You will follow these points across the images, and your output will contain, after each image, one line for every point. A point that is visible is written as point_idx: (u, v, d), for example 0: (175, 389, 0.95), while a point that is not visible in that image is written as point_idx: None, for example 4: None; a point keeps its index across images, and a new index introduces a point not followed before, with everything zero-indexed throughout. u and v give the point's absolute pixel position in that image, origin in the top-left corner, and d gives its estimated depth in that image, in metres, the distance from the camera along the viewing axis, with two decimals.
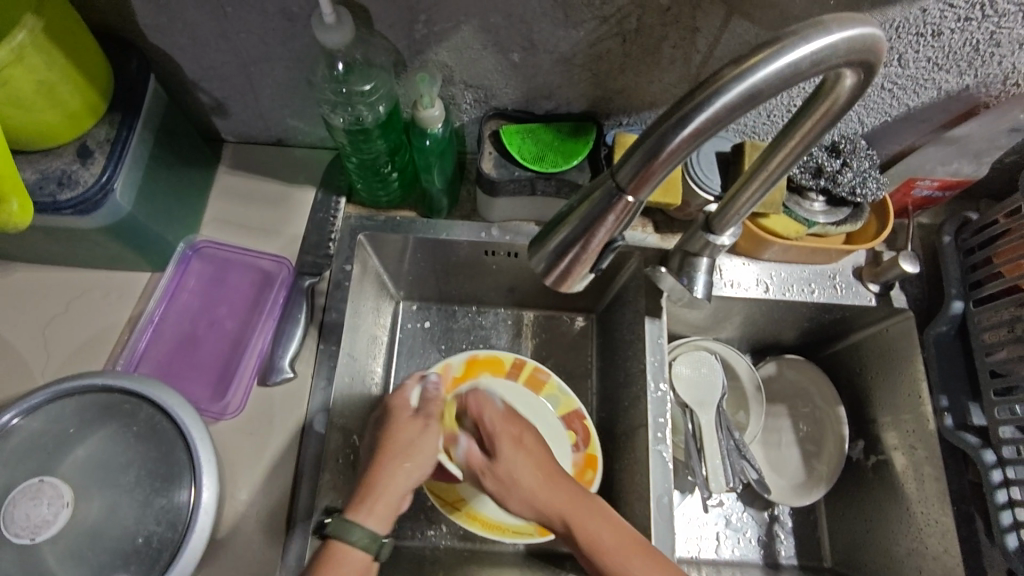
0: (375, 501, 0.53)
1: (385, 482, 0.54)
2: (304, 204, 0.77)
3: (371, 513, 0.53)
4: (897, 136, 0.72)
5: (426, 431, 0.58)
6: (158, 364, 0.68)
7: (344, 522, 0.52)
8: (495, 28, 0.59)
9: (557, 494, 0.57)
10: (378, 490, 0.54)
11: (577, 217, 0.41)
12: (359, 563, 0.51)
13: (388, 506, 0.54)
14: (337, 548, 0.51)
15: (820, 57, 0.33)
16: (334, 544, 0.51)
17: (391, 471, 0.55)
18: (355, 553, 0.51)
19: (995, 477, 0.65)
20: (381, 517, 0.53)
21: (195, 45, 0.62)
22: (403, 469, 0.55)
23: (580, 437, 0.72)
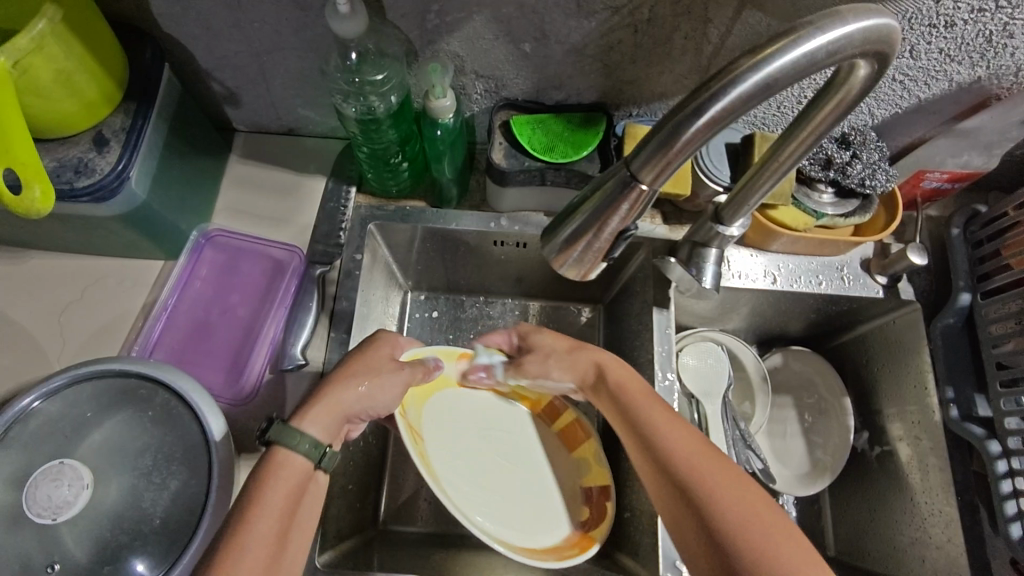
0: (321, 408, 0.54)
1: (335, 395, 0.55)
2: (314, 193, 0.78)
3: (317, 420, 0.53)
4: (907, 128, 0.72)
5: (394, 371, 0.60)
6: (173, 351, 0.69)
7: (289, 425, 0.52)
8: (508, 18, 0.59)
9: (637, 389, 0.59)
10: (331, 401, 0.54)
11: (591, 206, 0.41)
12: (298, 467, 0.50)
13: (330, 418, 0.54)
14: (279, 450, 0.51)
15: (836, 48, 0.34)
16: (277, 447, 0.51)
17: (346, 387, 0.56)
18: (296, 458, 0.51)
19: (1000, 467, 0.66)
20: (326, 428, 0.53)
21: (208, 35, 0.62)
22: (355, 391, 0.56)
23: (593, 515, 0.67)
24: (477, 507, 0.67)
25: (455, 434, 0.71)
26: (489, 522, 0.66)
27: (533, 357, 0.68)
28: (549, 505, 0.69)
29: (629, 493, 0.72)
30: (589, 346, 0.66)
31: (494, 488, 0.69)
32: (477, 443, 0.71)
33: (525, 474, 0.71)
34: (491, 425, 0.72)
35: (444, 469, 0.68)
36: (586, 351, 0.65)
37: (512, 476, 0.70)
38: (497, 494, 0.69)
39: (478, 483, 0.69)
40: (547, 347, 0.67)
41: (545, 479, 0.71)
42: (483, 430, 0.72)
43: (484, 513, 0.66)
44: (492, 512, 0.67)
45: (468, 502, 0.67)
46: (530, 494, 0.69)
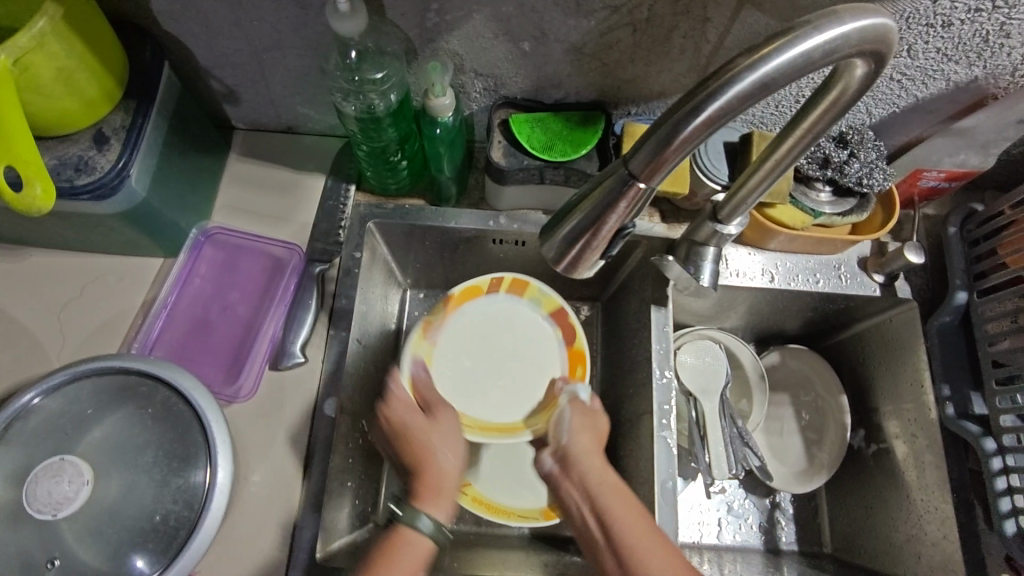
0: (433, 487, 0.56)
1: (437, 472, 0.57)
2: (314, 191, 0.78)
3: (432, 499, 0.55)
4: (905, 127, 0.73)
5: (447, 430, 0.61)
6: (172, 348, 0.69)
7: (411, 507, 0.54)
8: (507, 17, 0.60)
9: (623, 506, 0.53)
10: (433, 477, 0.57)
11: (590, 204, 0.41)
12: (425, 549, 0.52)
13: (447, 491, 0.56)
14: (402, 529, 0.53)
15: (831, 47, 0.34)
16: (403, 528, 0.53)
17: (439, 458, 0.58)
18: (421, 540, 0.53)
19: (995, 464, 0.67)
20: (443, 503, 0.55)
21: (208, 33, 0.62)
22: (444, 461, 0.58)
23: (567, 331, 0.74)
24: (512, 404, 0.71)
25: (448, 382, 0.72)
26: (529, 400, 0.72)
27: (575, 403, 0.65)
28: (537, 342, 0.75)
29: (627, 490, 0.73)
30: (585, 433, 0.61)
31: (504, 376, 0.73)
32: (462, 363, 0.73)
33: (508, 337, 0.75)
34: (456, 344, 0.74)
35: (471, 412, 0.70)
36: (579, 437, 0.60)
37: (502, 350, 0.74)
38: (508, 377, 0.73)
39: (494, 386, 0.72)
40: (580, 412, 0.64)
41: (523, 336, 0.75)
42: (454, 354, 0.74)
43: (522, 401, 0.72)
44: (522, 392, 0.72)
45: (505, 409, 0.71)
46: (524, 350, 0.74)
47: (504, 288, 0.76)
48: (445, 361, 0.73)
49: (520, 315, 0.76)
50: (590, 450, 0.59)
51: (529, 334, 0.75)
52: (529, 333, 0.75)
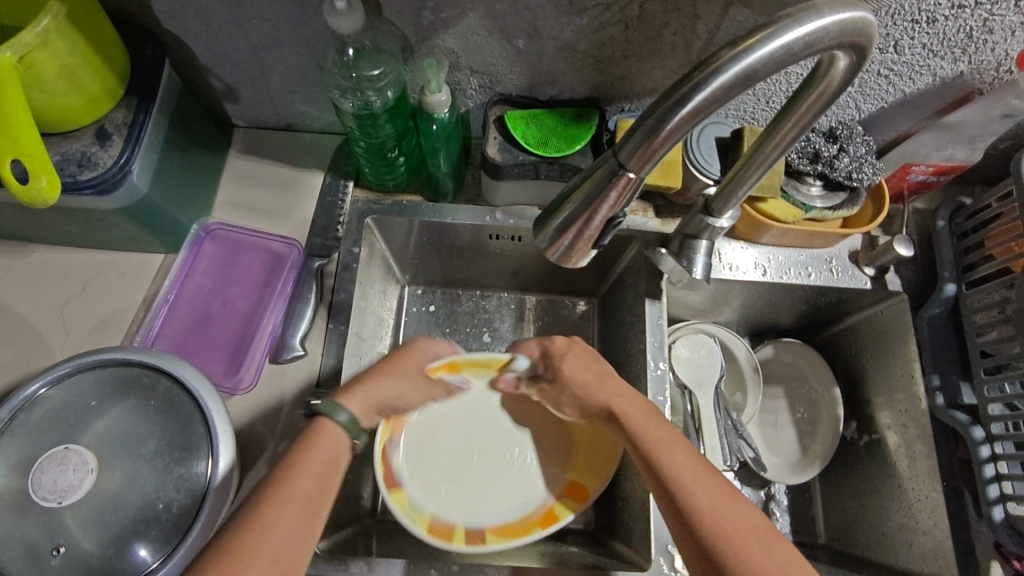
0: (367, 393, 0.59)
1: (375, 388, 0.60)
2: (312, 188, 0.79)
3: (359, 402, 0.58)
4: (893, 122, 0.74)
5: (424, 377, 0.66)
6: (174, 342, 0.70)
7: (339, 402, 0.57)
8: (501, 15, 0.61)
9: (648, 424, 0.58)
10: (371, 388, 0.60)
11: (581, 194, 0.42)
12: (336, 439, 0.54)
13: (368, 408, 0.59)
14: (325, 422, 0.55)
15: (812, 39, 0.35)
16: (322, 419, 0.55)
17: (390, 382, 0.61)
18: (337, 431, 0.55)
19: (984, 452, 0.67)
20: (363, 412, 0.58)
21: (208, 31, 0.63)
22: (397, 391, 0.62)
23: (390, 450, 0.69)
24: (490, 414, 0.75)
25: (515, 479, 0.71)
26: (474, 407, 0.75)
27: (546, 390, 0.68)
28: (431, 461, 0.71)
29: (623, 480, 0.74)
30: (596, 386, 0.63)
31: (464, 448, 0.73)
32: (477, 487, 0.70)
33: (435, 464, 0.71)
34: (496, 492, 0.70)
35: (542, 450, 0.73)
36: (594, 394, 0.63)
37: (443, 463, 0.72)
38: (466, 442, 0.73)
39: (482, 447, 0.73)
40: (566, 381, 0.65)
41: (426, 443, 0.73)
42: (498, 489, 0.70)
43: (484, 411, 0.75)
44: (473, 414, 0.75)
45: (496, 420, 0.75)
46: (433, 441, 0.73)
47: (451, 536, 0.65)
48: (508, 494, 0.70)
49: (426, 487, 0.70)
50: (611, 400, 0.62)
51: (422, 450, 0.72)
52: (425, 454, 0.72)
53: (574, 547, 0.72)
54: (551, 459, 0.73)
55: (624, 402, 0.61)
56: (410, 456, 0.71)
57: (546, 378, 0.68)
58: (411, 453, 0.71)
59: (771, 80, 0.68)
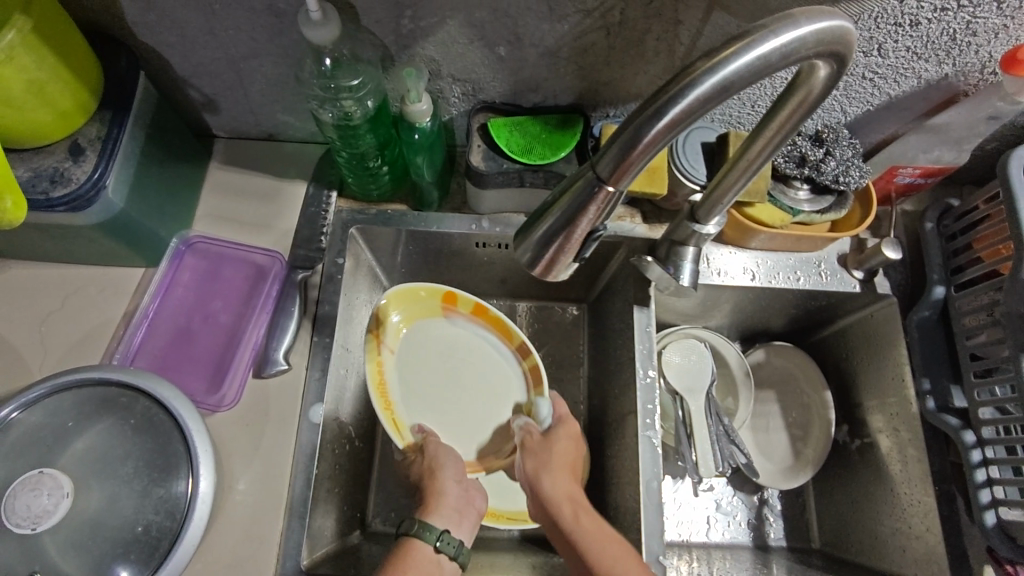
0: (439, 504, 0.62)
1: (438, 493, 0.63)
2: (295, 198, 0.78)
3: (437, 514, 0.61)
4: (879, 125, 0.73)
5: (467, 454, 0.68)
6: (154, 358, 0.69)
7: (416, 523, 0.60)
8: (482, 23, 0.60)
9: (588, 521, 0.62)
10: (433, 497, 0.63)
11: (561, 208, 0.41)
12: (427, 557, 0.58)
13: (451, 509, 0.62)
14: (414, 546, 0.58)
15: (789, 50, 0.34)
16: (410, 540, 0.59)
17: (443, 480, 0.64)
18: (423, 548, 0.58)
19: (976, 457, 0.66)
20: (448, 516, 0.62)
21: (184, 42, 0.62)
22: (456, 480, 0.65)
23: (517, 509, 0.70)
24: (416, 389, 0.74)
25: (469, 358, 0.77)
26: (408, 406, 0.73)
27: (532, 437, 0.70)
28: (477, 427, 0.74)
29: (615, 489, 0.73)
30: (566, 475, 0.66)
31: (457, 407, 0.74)
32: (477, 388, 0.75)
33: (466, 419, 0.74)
34: (491, 376, 0.76)
35: (444, 338, 0.77)
36: (554, 479, 0.65)
37: (462, 413, 0.74)
38: (441, 401, 0.74)
39: (441, 388, 0.75)
40: (552, 454, 0.68)
41: (461, 435, 0.73)
42: (478, 376, 0.76)
43: (410, 393, 0.74)
44: (419, 400, 0.74)
45: (412, 382, 0.75)
46: (447, 420, 0.74)
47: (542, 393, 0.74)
48: (485, 360, 0.77)
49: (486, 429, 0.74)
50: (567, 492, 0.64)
51: (469, 438, 0.73)
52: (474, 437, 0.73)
53: (566, 557, 0.72)
54: (452, 336, 0.78)
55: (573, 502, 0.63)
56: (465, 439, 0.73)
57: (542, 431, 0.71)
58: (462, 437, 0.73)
59: (755, 85, 0.67)
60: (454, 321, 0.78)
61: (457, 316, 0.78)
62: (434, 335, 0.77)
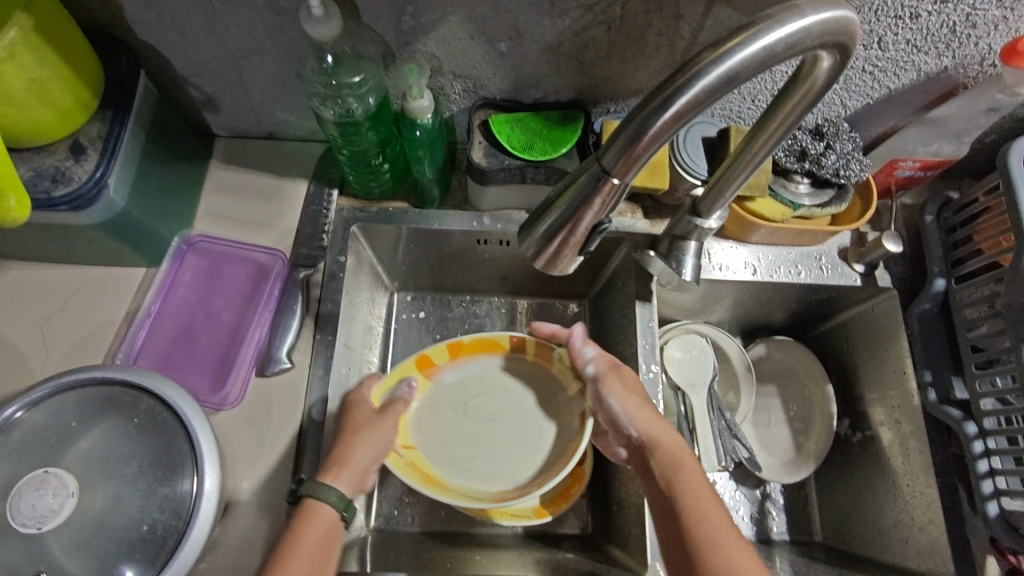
0: (344, 465, 0.60)
1: (347, 454, 0.61)
2: (296, 196, 0.78)
3: (341, 477, 0.59)
4: (879, 119, 0.74)
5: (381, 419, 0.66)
6: (157, 357, 0.69)
7: (317, 482, 0.58)
8: (483, 19, 0.60)
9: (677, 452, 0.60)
10: (344, 459, 0.61)
11: (565, 201, 0.41)
12: (327, 517, 0.56)
13: (351, 477, 0.60)
14: (312, 502, 0.57)
15: (794, 40, 0.34)
16: (309, 499, 0.57)
17: (359, 444, 0.62)
18: (324, 510, 0.56)
19: (978, 448, 0.67)
20: (351, 483, 0.59)
21: (185, 40, 0.62)
22: (369, 445, 0.63)
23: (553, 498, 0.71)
24: (448, 457, 0.71)
25: (476, 396, 0.74)
26: (451, 470, 0.70)
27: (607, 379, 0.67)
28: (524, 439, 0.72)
29: (619, 484, 0.73)
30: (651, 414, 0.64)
31: (493, 444, 0.72)
32: (492, 414, 0.74)
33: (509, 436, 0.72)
34: (507, 394, 0.75)
35: (445, 393, 0.74)
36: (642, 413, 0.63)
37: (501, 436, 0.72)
38: (481, 443, 0.72)
39: (472, 433, 0.72)
40: (623, 383, 0.66)
41: (516, 464, 0.71)
42: (487, 403, 0.74)
43: (450, 459, 0.70)
44: (458, 461, 0.70)
45: (442, 448, 0.71)
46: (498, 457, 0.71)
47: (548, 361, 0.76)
48: (490, 382, 0.75)
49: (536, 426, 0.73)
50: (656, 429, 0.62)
51: (523, 459, 0.71)
52: (524, 457, 0.71)
53: (571, 553, 0.72)
54: (453, 386, 0.75)
55: (661, 434, 0.61)
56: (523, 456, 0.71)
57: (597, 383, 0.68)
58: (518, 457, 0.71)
59: (756, 79, 0.68)
60: (443, 378, 0.75)
61: (446, 367, 0.75)
62: (438, 393, 0.74)
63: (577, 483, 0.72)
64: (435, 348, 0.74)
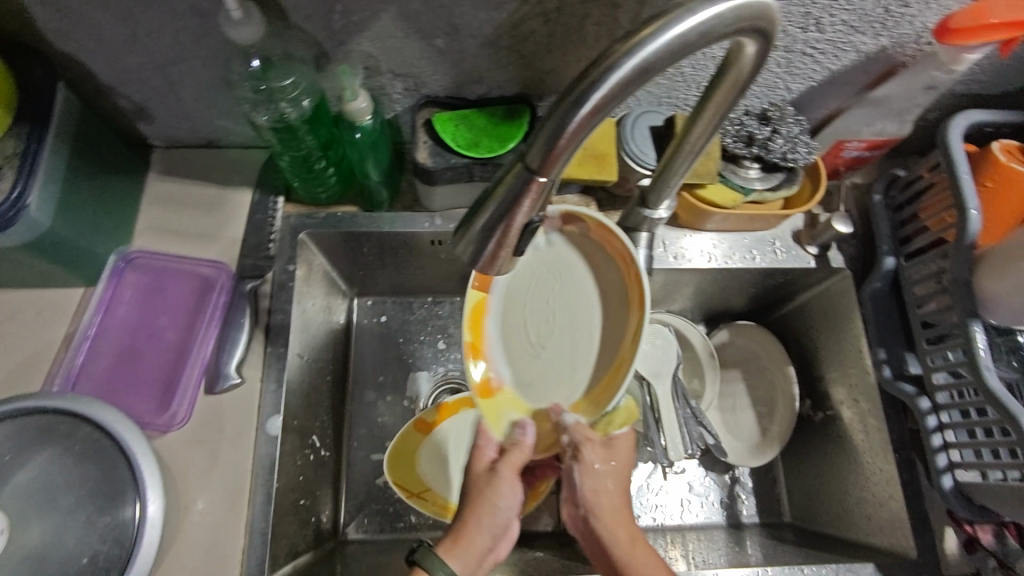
0: (467, 539, 0.52)
1: (467, 532, 0.53)
2: (240, 206, 0.76)
3: (456, 555, 0.51)
4: (824, 101, 0.74)
5: (507, 484, 0.56)
6: (98, 380, 0.66)
7: (432, 552, 0.50)
8: (416, 15, 0.58)
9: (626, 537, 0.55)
10: (464, 533, 0.53)
11: (495, 202, 0.40)
12: None
13: (472, 558, 0.52)
14: (419, 575, 0.50)
15: (706, 28, 0.34)
16: (417, 573, 0.50)
17: (480, 520, 0.53)
18: None
19: (931, 422, 0.68)
20: (466, 563, 0.51)
21: (104, 48, 0.60)
22: (490, 525, 0.54)
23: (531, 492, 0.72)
24: (588, 340, 0.62)
25: (526, 335, 0.62)
26: (611, 330, 0.61)
27: (593, 444, 0.58)
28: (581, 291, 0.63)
29: None
30: (617, 494, 0.57)
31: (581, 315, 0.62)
32: (544, 328, 0.62)
33: (565, 273, 0.62)
34: (539, 300, 0.62)
35: (517, 370, 0.62)
36: (608, 488, 0.57)
37: (558, 292, 0.62)
38: (585, 330, 0.62)
39: (564, 331, 0.62)
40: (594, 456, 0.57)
41: (608, 305, 0.62)
42: (545, 327, 0.62)
43: (598, 334, 0.62)
44: (588, 333, 0.62)
45: (577, 364, 0.61)
46: (587, 284, 0.63)
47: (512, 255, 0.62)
48: (511, 314, 0.62)
49: (574, 245, 0.63)
50: (617, 501, 0.57)
51: (616, 299, 0.62)
52: (613, 298, 0.62)
53: (541, 551, 0.72)
54: (518, 361, 0.62)
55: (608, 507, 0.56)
56: (586, 266, 0.63)
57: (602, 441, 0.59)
58: (596, 271, 0.63)
59: (690, 60, 0.65)
60: (506, 376, 0.62)
61: (495, 369, 0.61)
62: (507, 375, 0.62)
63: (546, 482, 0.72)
64: (474, 375, 0.60)
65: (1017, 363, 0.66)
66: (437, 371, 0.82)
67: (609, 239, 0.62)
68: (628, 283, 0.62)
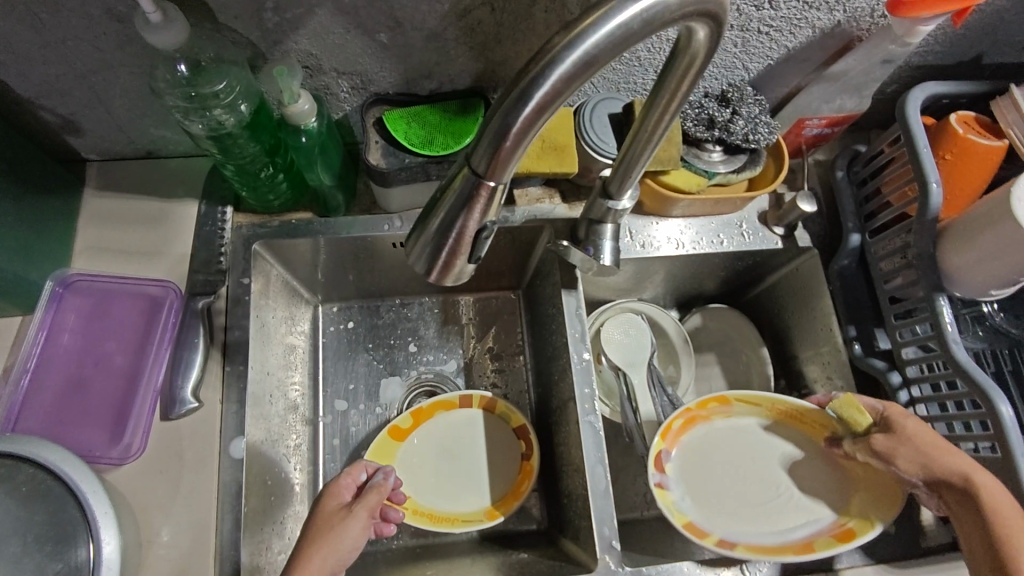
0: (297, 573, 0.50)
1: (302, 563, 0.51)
2: (186, 218, 0.72)
3: None
4: (782, 79, 0.73)
5: (350, 519, 0.55)
6: (43, 414, 0.62)
7: None
8: (354, 9, 0.55)
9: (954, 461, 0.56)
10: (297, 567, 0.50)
11: (446, 207, 0.38)
12: None
13: None
14: None
15: (652, 14, 0.32)
16: None
17: (315, 552, 0.52)
18: None
19: (902, 398, 0.68)
20: None
21: (17, 59, 0.55)
22: (322, 552, 0.52)
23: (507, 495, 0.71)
24: (763, 449, 0.68)
25: (786, 513, 0.65)
26: (753, 433, 0.69)
27: (877, 438, 0.61)
28: (711, 457, 0.67)
29: (566, 477, 0.72)
30: (950, 453, 0.57)
31: (728, 458, 0.67)
32: (748, 496, 0.66)
33: (708, 465, 0.67)
34: (736, 499, 0.65)
35: (814, 516, 0.64)
36: (940, 458, 0.57)
37: (727, 480, 0.66)
38: (742, 462, 0.67)
39: (749, 478, 0.66)
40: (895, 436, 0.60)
41: (728, 447, 0.68)
42: (758, 501, 0.65)
43: (755, 440, 0.68)
44: (747, 458, 0.68)
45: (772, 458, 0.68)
46: (708, 452, 0.68)
47: (693, 521, 0.63)
48: (758, 518, 0.64)
49: (686, 455, 0.67)
50: (948, 457, 0.57)
51: (725, 439, 0.68)
52: (725, 441, 0.68)
53: (526, 553, 0.70)
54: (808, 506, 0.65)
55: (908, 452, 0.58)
56: (692, 448, 0.68)
57: (879, 429, 0.62)
58: (699, 437, 0.68)
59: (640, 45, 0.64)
60: (822, 522, 0.64)
61: (822, 533, 0.63)
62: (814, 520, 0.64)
63: (527, 480, 0.71)
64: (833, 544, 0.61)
65: (984, 332, 0.67)
66: (409, 375, 0.80)
67: (674, 433, 0.67)
68: (710, 416, 0.69)
